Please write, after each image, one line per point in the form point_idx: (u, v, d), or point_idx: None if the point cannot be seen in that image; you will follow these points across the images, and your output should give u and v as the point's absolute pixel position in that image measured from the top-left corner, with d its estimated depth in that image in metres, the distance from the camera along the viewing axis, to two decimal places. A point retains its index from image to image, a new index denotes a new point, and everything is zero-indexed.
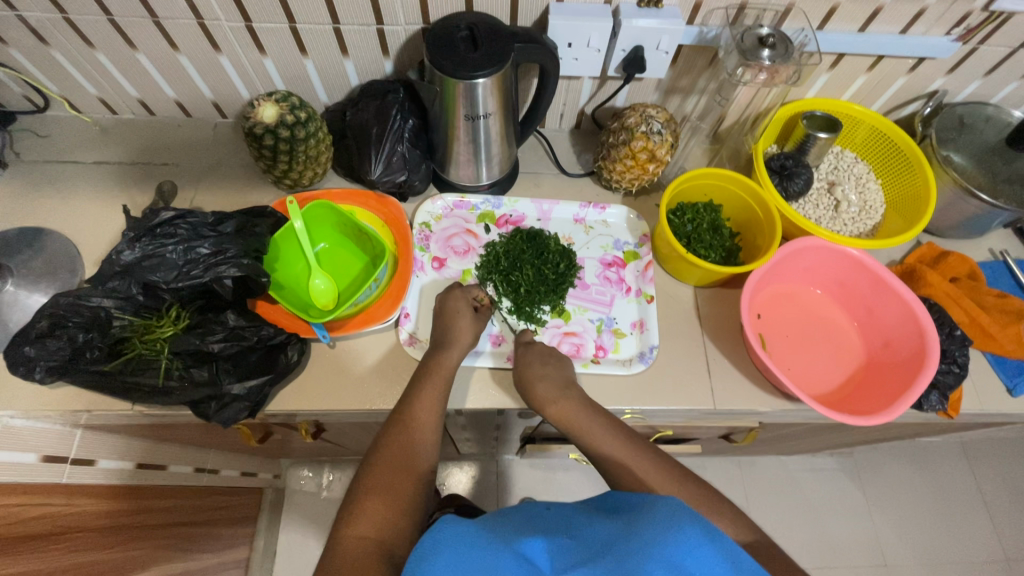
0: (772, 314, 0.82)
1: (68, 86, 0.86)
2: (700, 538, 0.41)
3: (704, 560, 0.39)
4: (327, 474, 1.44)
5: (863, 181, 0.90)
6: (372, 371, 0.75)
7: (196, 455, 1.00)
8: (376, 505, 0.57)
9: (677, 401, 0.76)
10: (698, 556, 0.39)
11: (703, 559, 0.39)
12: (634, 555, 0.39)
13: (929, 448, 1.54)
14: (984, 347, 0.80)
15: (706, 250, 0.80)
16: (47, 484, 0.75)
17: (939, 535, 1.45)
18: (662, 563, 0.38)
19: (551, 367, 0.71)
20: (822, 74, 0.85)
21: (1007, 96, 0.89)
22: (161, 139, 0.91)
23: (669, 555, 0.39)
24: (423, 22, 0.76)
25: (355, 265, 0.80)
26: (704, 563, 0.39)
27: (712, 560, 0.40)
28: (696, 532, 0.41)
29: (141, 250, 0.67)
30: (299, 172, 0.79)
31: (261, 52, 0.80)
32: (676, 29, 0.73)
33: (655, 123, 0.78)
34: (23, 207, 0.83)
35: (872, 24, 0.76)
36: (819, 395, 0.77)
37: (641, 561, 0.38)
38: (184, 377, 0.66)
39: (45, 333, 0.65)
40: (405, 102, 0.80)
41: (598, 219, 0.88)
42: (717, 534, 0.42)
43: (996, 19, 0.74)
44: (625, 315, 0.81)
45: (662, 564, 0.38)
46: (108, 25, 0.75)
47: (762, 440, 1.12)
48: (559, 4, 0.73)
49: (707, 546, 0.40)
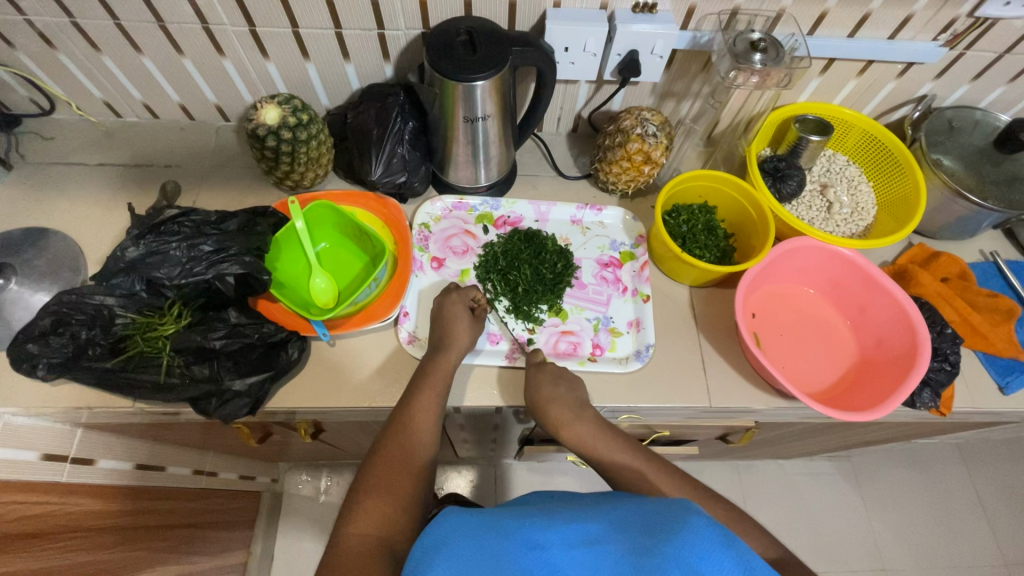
0: (767, 313, 0.83)
1: (73, 89, 0.87)
2: (713, 540, 0.40)
3: (716, 564, 0.38)
4: (325, 478, 1.44)
5: (855, 184, 0.92)
6: (371, 369, 0.76)
7: (195, 457, 1.01)
8: (376, 503, 0.58)
9: (673, 398, 0.77)
10: (710, 559, 0.38)
11: (713, 563, 0.38)
12: (645, 559, 0.39)
13: (926, 452, 1.54)
14: (976, 346, 0.81)
15: (701, 250, 0.82)
16: (47, 482, 0.75)
17: (938, 540, 1.46)
18: (672, 566, 0.38)
19: (562, 389, 0.70)
20: (813, 78, 0.86)
21: (994, 100, 0.91)
22: (163, 142, 0.92)
23: (679, 559, 0.38)
24: (423, 26, 0.77)
25: (355, 265, 0.81)
26: (714, 566, 0.38)
27: (724, 564, 0.39)
28: (707, 535, 0.40)
29: (145, 247, 0.68)
30: (301, 173, 0.80)
31: (265, 56, 0.81)
32: (670, 34, 0.75)
33: (650, 125, 0.79)
34: (27, 208, 0.84)
35: (861, 29, 0.78)
36: (814, 392, 0.78)
37: (648, 565, 0.38)
38: (184, 373, 0.68)
39: (48, 331, 0.66)
40: (405, 105, 0.82)
41: (595, 220, 0.90)
42: (730, 537, 0.41)
43: (981, 24, 0.76)
44: (621, 314, 0.82)
45: (670, 567, 0.38)
46: (114, 30, 0.76)
47: (759, 442, 1.12)
48: (556, 10, 0.75)
49: (719, 549, 0.39)
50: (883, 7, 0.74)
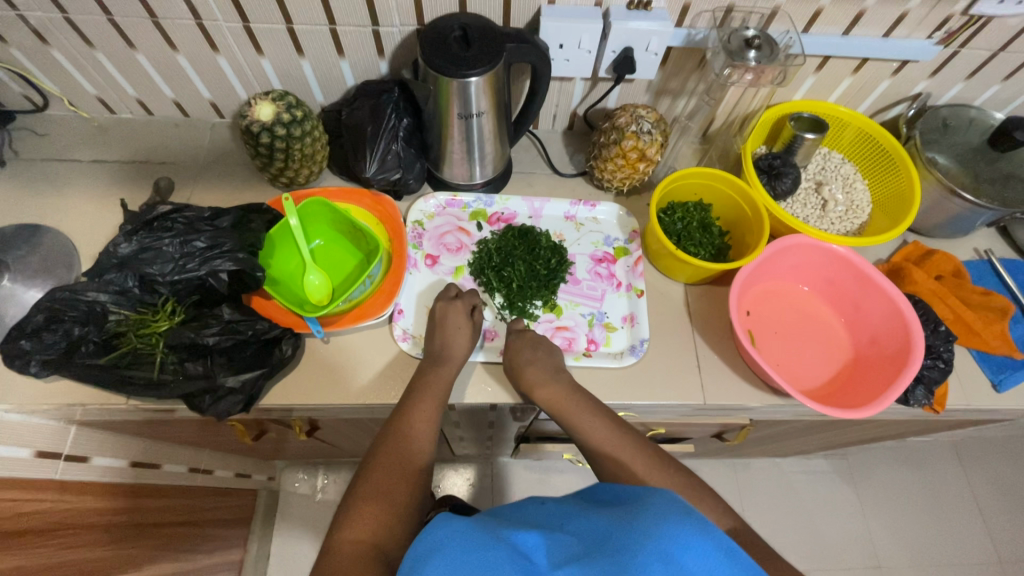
0: (762, 311, 0.83)
1: (66, 85, 0.87)
2: (698, 531, 0.41)
3: (701, 554, 0.40)
4: (321, 477, 1.43)
5: (850, 182, 0.92)
6: (365, 368, 0.76)
7: (190, 454, 1.00)
8: (372, 510, 0.58)
9: (668, 396, 0.77)
10: (695, 550, 0.40)
11: (699, 553, 0.40)
12: (634, 549, 0.39)
13: (922, 451, 1.55)
14: (969, 343, 0.81)
15: (696, 248, 0.82)
16: (40, 479, 0.75)
17: (934, 538, 1.46)
18: (660, 558, 0.39)
19: (548, 374, 0.70)
20: (808, 76, 0.87)
21: (988, 99, 0.91)
22: (157, 138, 0.91)
23: (668, 550, 0.39)
24: (418, 23, 0.77)
25: (350, 261, 0.81)
26: (700, 554, 0.40)
27: (709, 552, 0.40)
28: (694, 525, 0.41)
29: (138, 242, 0.69)
30: (295, 170, 0.80)
31: (259, 52, 0.81)
32: (664, 31, 0.75)
33: (645, 122, 0.79)
34: (20, 205, 0.83)
35: (856, 27, 0.78)
36: (807, 390, 0.78)
37: (638, 555, 0.39)
38: (178, 371, 0.67)
39: (41, 327, 0.66)
40: (400, 102, 0.81)
41: (588, 216, 0.90)
42: (714, 528, 0.42)
43: (975, 22, 0.76)
44: (615, 309, 0.82)
45: (659, 557, 0.39)
46: (108, 25, 0.76)
47: (755, 439, 1.12)
48: (550, 7, 0.75)
49: (703, 538, 0.41)
50: (877, 4, 0.74)
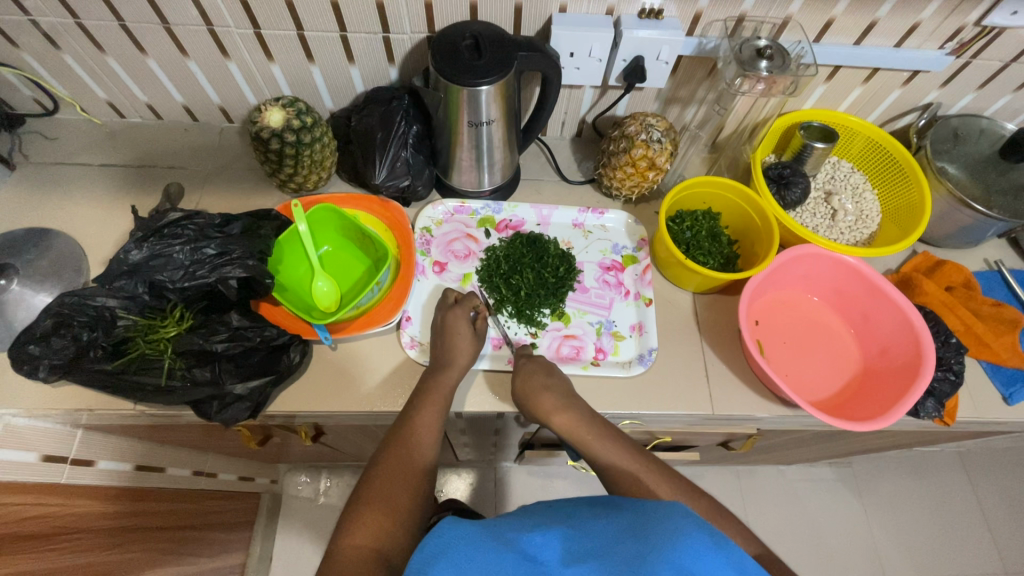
0: (771, 320, 0.83)
1: (77, 90, 0.87)
2: (707, 542, 0.40)
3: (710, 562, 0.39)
4: (324, 480, 1.43)
5: (859, 192, 0.92)
6: (373, 373, 0.76)
7: (194, 458, 0.99)
8: (375, 517, 0.57)
9: (675, 406, 0.76)
10: (705, 559, 0.39)
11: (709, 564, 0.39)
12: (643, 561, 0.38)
13: (927, 459, 1.54)
14: (980, 355, 0.80)
15: (705, 257, 0.81)
16: (46, 483, 0.75)
17: (940, 548, 1.45)
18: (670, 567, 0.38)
19: (554, 379, 0.71)
20: (819, 85, 0.86)
21: (1000, 109, 0.91)
22: (166, 144, 0.92)
23: (678, 559, 0.38)
24: (429, 31, 0.78)
25: (357, 267, 0.81)
26: (710, 565, 0.38)
27: (719, 563, 0.39)
28: (704, 538, 0.40)
29: (148, 249, 0.68)
30: (305, 176, 0.80)
31: (269, 58, 0.81)
32: (676, 40, 0.75)
33: (655, 131, 0.79)
34: (29, 208, 0.83)
35: (867, 37, 0.78)
36: (817, 401, 0.78)
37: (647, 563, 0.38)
38: (185, 377, 0.67)
39: (49, 333, 0.66)
40: (410, 109, 0.81)
41: (596, 224, 0.90)
42: (724, 541, 0.41)
43: (988, 33, 0.76)
44: (624, 318, 0.82)
45: (672, 566, 0.38)
46: (119, 31, 0.76)
47: (762, 448, 1.11)
48: (562, 15, 0.75)
49: (715, 550, 0.40)
50: (890, 15, 0.74)
